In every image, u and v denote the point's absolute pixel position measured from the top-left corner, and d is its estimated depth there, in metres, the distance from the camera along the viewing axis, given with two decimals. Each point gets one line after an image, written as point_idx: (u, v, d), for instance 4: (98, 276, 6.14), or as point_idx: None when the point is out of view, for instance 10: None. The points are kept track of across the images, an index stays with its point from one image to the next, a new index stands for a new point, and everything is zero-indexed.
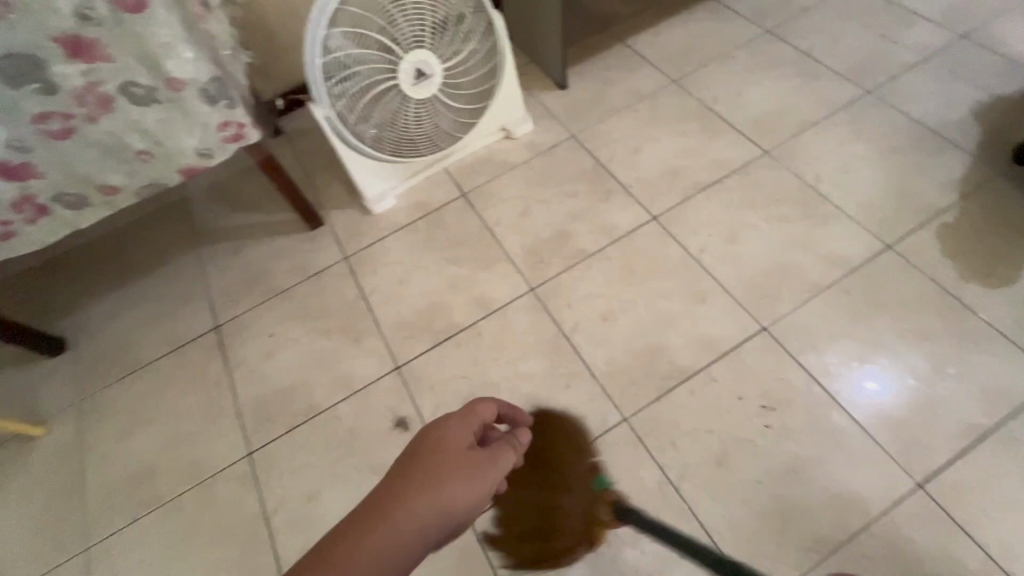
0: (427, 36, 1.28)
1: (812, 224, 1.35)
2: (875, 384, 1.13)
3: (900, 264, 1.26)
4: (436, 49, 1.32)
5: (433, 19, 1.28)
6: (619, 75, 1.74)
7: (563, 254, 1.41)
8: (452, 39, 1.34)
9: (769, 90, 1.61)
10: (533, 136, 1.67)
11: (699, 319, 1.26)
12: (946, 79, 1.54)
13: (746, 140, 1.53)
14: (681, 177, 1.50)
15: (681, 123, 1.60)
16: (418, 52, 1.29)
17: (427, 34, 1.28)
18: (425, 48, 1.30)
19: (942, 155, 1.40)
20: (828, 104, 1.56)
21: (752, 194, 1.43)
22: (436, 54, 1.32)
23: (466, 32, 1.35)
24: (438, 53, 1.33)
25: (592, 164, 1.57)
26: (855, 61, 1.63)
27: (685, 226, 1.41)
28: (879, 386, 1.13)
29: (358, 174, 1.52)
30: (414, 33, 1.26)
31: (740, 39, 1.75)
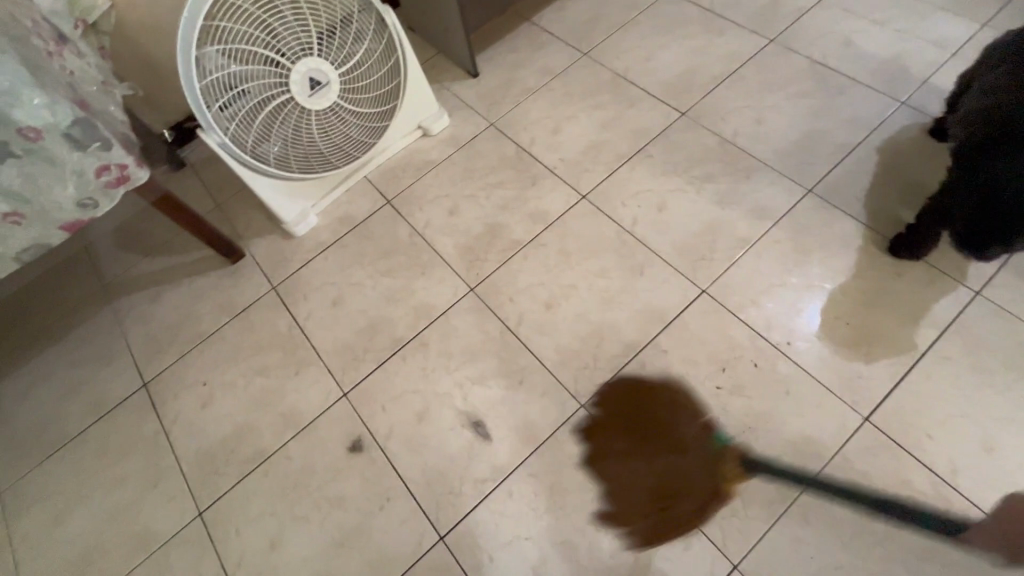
0: (314, 42, 1.20)
1: (736, 179, 1.37)
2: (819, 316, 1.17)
3: (822, 207, 1.29)
4: (327, 55, 1.24)
5: (318, 23, 1.20)
6: (530, 55, 1.70)
7: (498, 248, 1.38)
8: (343, 41, 1.26)
9: (678, 50, 1.61)
10: (450, 129, 1.61)
11: (641, 292, 1.26)
12: (840, 18, 1.58)
13: (663, 105, 1.52)
14: (604, 151, 1.48)
15: (598, 97, 1.57)
16: (308, 61, 1.21)
17: (314, 40, 1.20)
18: (315, 55, 1.22)
19: (846, 94, 1.44)
20: (735, 57, 1.57)
21: (675, 158, 1.43)
22: (328, 60, 1.24)
23: (356, 33, 1.27)
24: (331, 59, 1.25)
25: (515, 151, 1.53)
26: (755, 11, 1.64)
27: (615, 201, 1.39)
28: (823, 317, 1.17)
29: (270, 198, 1.42)
30: (299, 41, 1.18)
31: (641, 2, 1.73)
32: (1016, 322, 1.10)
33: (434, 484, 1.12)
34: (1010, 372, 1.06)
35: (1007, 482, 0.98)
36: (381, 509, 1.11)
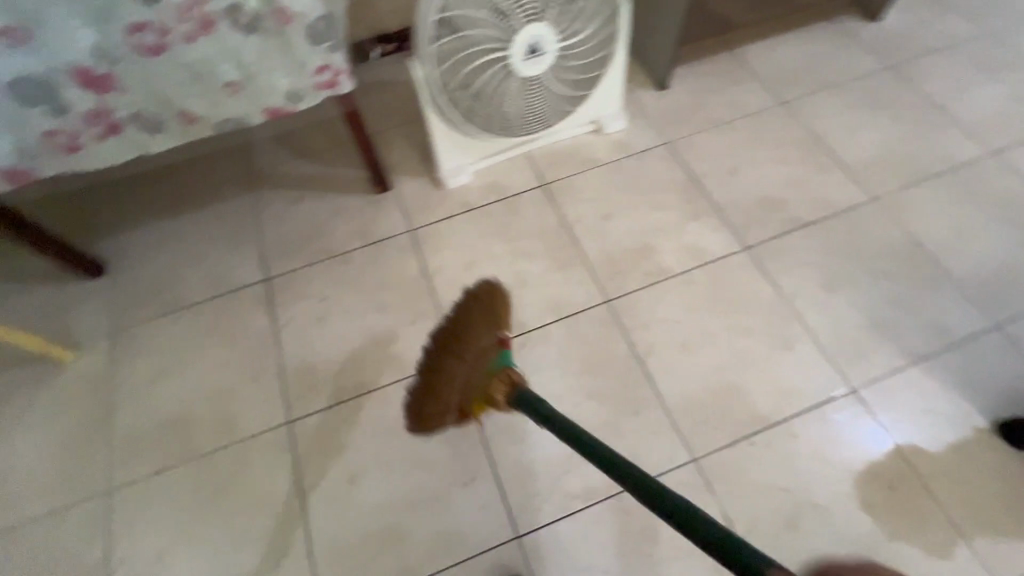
0: (549, 10, 1.17)
1: (915, 286, 1.27)
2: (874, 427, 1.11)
3: (1004, 349, 1.19)
4: (554, 25, 1.20)
5: None
6: (726, 85, 1.62)
7: (646, 269, 1.33)
8: (572, 16, 1.22)
9: (885, 131, 1.51)
10: (624, 134, 1.56)
11: (784, 366, 1.18)
12: None
13: (854, 182, 1.43)
14: (780, 208, 1.40)
15: (787, 151, 1.49)
16: (536, 26, 1.18)
17: (550, 8, 1.16)
18: (544, 22, 1.18)
19: None
20: (947, 158, 1.45)
21: (854, 240, 1.34)
22: (553, 31, 1.21)
23: (587, 13, 1.23)
24: (558, 29, 1.22)
25: (686, 178, 1.47)
26: (981, 117, 1.52)
27: (778, 263, 1.32)
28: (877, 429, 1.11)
29: (439, 146, 1.41)
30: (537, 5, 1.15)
31: (859, 69, 1.63)
32: None
33: (522, 482, 1.09)
34: None
35: None
36: (464, 485, 1.09)
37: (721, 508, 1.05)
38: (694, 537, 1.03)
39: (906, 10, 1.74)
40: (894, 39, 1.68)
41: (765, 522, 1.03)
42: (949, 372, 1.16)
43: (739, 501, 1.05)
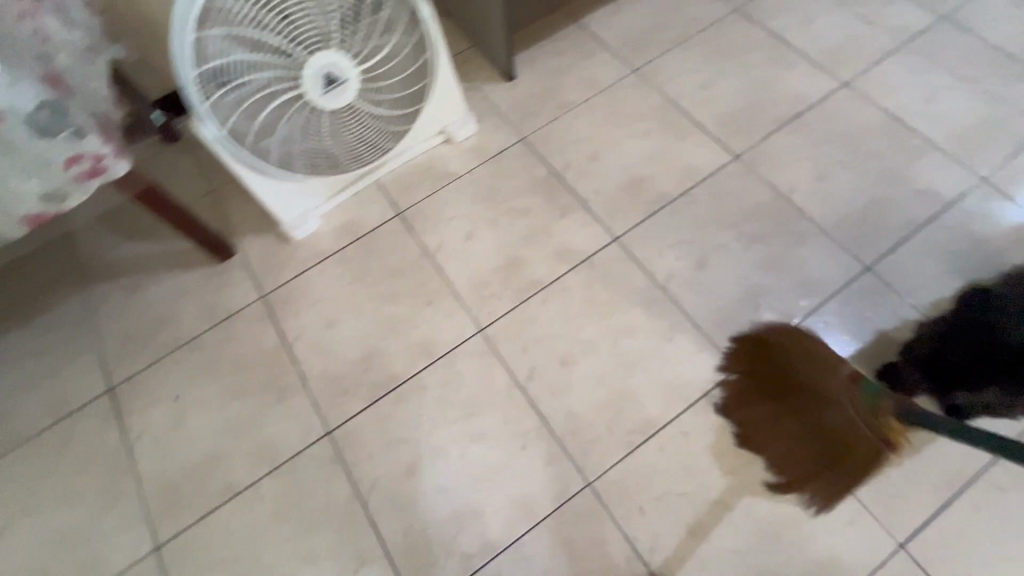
0: (335, 32, 1.04)
1: (788, 243, 1.23)
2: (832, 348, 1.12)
3: (879, 287, 1.17)
4: (348, 47, 1.07)
5: (342, 9, 1.02)
6: (574, 63, 1.54)
7: (517, 284, 1.24)
8: (369, 31, 1.09)
9: (739, 82, 1.46)
10: (477, 139, 1.45)
11: (667, 358, 1.13)
12: (922, 68, 1.42)
13: (715, 143, 1.37)
14: (645, 186, 1.33)
15: (644, 123, 1.43)
16: (324, 53, 1.04)
17: (335, 30, 1.04)
18: (332, 47, 1.05)
19: (920, 157, 1.30)
20: (801, 99, 1.41)
21: (723, 206, 1.29)
22: (349, 53, 1.07)
23: (385, 24, 1.11)
24: (351, 51, 1.08)
25: (546, 175, 1.38)
26: (828, 46, 1.49)
27: (650, 247, 1.26)
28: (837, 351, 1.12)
29: (271, 199, 1.27)
30: (317, 31, 1.02)
31: (705, 19, 1.58)
32: None
33: (415, 552, 1.02)
34: None
35: None
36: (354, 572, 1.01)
37: (620, 528, 1.01)
38: (598, 567, 0.99)
39: None
40: None
41: (665, 533, 1.00)
42: (830, 327, 1.13)
43: (637, 518, 1.02)
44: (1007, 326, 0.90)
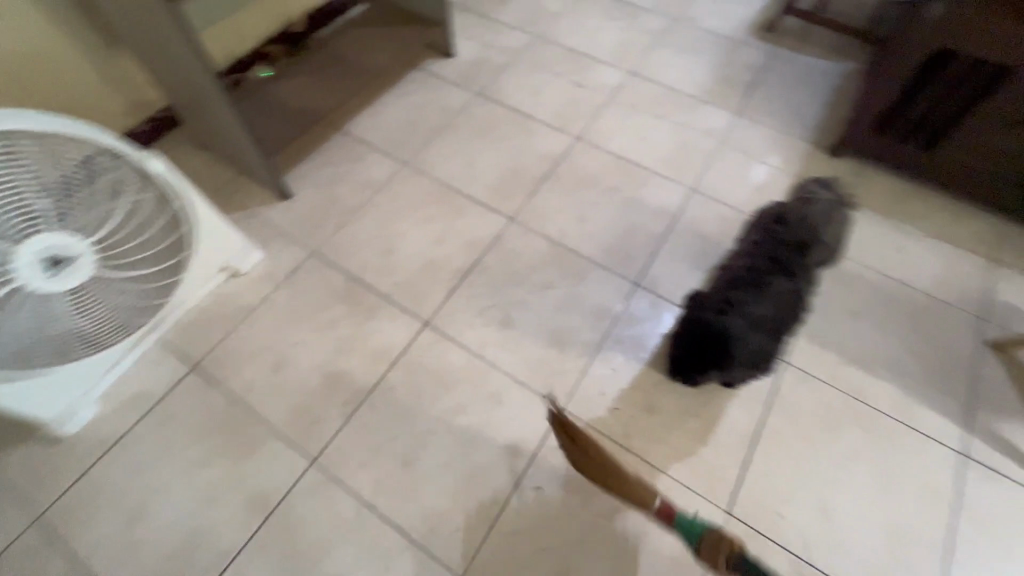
0: (44, 214, 0.98)
1: (572, 282, 1.40)
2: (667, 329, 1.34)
3: (649, 298, 1.38)
4: (68, 223, 1.01)
5: (43, 190, 0.98)
6: (346, 169, 1.61)
7: (340, 399, 1.22)
8: (90, 202, 1.05)
9: (496, 153, 1.65)
10: (266, 264, 1.42)
11: (499, 422, 1.19)
12: (629, 113, 1.76)
13: (490, 211, 1.53)
14: (440, 266, 1.42)
15: (425, 209, 1.53)
16: (37, 237, 0.97)
17: (43, 212, 0.98)
18: (47, 229, 0.98)
19: (647, 183, 1.59)
20: (549, 157, 1.65)
21: (512, 265, 1.42)
22: (71, 229, 1.01)
23: (109, 189, 1.07)
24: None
25: (344, 282, 1.39)
26: (558, 110, 1.77)
27: (458, 322, 1.33)
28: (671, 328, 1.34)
29: (30, 410, 1.07)
30: (20, 219, 0.95)
31: (454, 106, 1.77)
32: (816, 384, 1.23)
33: None
34: (826, 428, 1.19)
35: (851, 544, 1.07)
36: None
37: None
38: None
39: (470, 41, 1.96)
40: (471, 70, 1.87)
41: None
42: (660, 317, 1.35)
43: None
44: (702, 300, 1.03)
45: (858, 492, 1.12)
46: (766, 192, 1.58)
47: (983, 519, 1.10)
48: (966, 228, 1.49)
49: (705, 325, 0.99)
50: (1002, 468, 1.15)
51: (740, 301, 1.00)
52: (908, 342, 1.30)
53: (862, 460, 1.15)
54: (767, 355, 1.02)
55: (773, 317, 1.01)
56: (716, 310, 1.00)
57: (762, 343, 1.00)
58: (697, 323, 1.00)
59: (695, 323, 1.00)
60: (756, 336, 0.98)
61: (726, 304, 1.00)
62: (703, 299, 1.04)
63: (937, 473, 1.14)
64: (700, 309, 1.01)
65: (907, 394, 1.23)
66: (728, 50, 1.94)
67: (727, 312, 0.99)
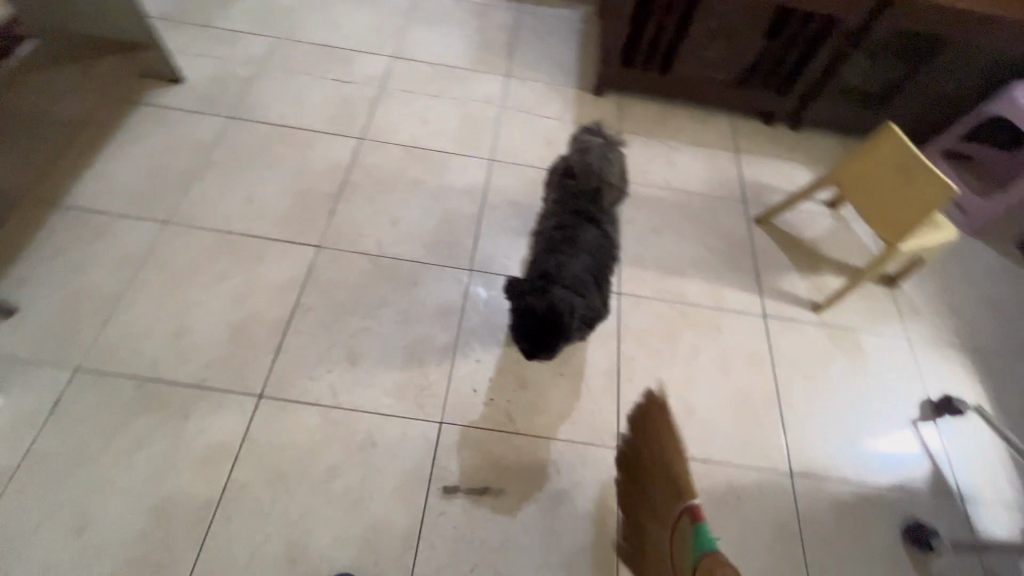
0: None
1: (407, 290, 1.32)
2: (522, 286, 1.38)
3: (486, 278, 1.37)
4: None
5: None
6: (86, 251, 1.28)
7: (181, 527, 1.00)
8: None
9: (276, 180, 1.46)
10: (10, 410, 1.08)
11: (381, 465, 1.09)
12: (406, 99, 1.68)
13: (291, 246, 1.35)
14: (253, 326, 1.22)
15: (211, 267, 1.29)
16: None
17: None
18: None
19: (447, 166, 1.55)
20: (337, 167, 1.50)
21: (336, 296, 1.29)
22: None
23: None
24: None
25: (135, 388, 1.12)
26: (329, 114, 1.62)
27: (298, 379, 1.17)
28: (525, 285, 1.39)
29: None
30: None
31: (204, 138, 1.50)
32: (649, 304, 1.37)
33: None
34: (668, 338, 1.32)
35: (717, 426, 1.22)
36: None
37: None
38: None
39: (197, 59, 1.67)
40: (211, 92, 1.60)
41: None
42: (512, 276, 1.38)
43: None
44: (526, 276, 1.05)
45: (709, 381, 1.28)
46: (556, 144, 1.66)
47: (793, 361, 1.34)
48: (713, 130, 1.75)
49: (532, 303, 0.99)
50: (793, 315, 1.41)
51: (553, 274, 1.02)
52: (703, 240, 1.50)
53: (702, 353, 1.31)
54: (595, 312, 1.05)
55: (589, 275, 1.05)
56: (535, 291, 1.00)
57: (587, 303, 1.03)
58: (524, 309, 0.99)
59: (524, 310, 0.99)
60: (580, 300, 1.00)
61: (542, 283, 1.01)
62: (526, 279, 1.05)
63: (754, 339, 1.35)
64: (524, 290, 1.02)
65: (715, 284, 1.43)
66: (479, 15, 1.96)
67: (549, 287, 1.00)
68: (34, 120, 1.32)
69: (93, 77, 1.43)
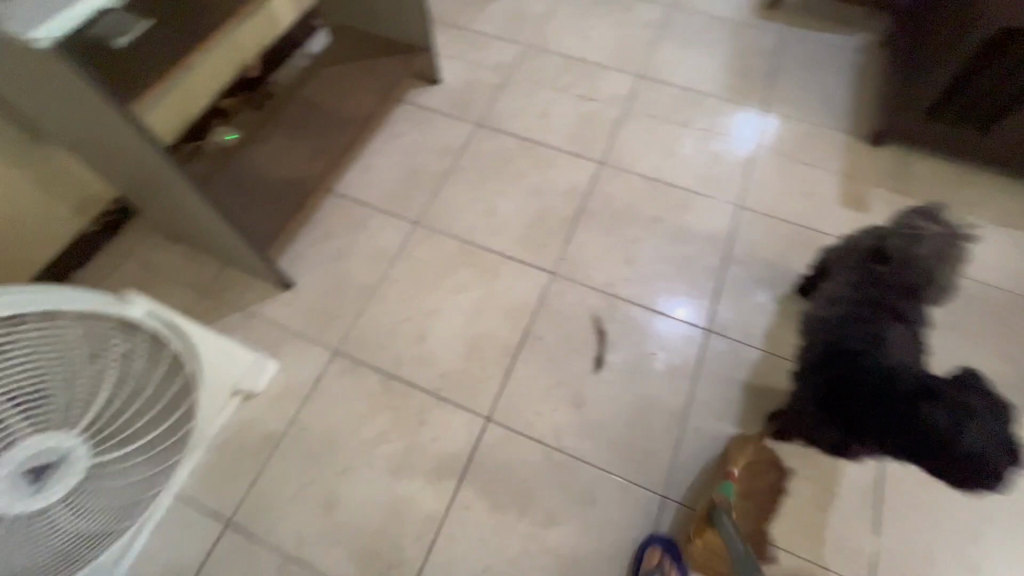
0: (47, 410, 0.76)
1: (638, 339, 1.25)
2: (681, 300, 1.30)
3: (726, 343, 1.24)
4: (70, 415, 0.79)
5: (52, 384, 0.76)
6: (350, 240, 1.39)
7: (412, 535, 1.05)
8: (97, 381, 0.82)
9: (516, 195, 1.46)
10: (283, 377, 1.21)
11: (599, 529, 1.05)
12: (649, 125, 1.58)
13: (527, 267, 1.34)
14: (485, 345, 1.24)
15: (453, 276, 1.33)
16: (41, 439, 0.75)
17: (47, 408, 0.76)
18: (53, 429, 0.77)
19: (690, 206, 1.44)
20: (576, 191, 1.46)
21: (566, 332, 1.26)
22: (72, 423, 0.79)
23: (118, 361, 0.86)
24: (71, 415, 0.79)
25: (382, 383, 1.20)
26: (571, 132, 1.57)
27: (525, 411, 1.16)
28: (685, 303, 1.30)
29: None
30: (12, 426, 0.72)
31: (455, 142, 1.56)
32: None
33: None
34: None
35: None
36: None
37: None
38: None
39: (452, 60, 1.73)
40: (463, 96, 1.65)
41: None
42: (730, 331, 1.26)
43: None
44: (864, 396, 0.87)
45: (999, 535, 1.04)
46: (817, 197, 1.45)
47: None
48: None
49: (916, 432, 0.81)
50: None
51: (910, 384, 0.84)
52: (1004, 350, 1.22)
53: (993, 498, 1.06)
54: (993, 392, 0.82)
55: (956, 387, 0.82)
56: (901, 420, 0.82)
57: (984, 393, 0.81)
58: (901, 441, 0.82)
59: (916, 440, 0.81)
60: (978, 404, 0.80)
61: (903, 400, 0.83)
62: (869, 404, 0.86)
63: None
64: (889, 421, 0.83)
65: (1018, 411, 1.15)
66: (735, 35, 1.78)
67: (925, 408, 0.81)
68: (327, 113, 1.46)
69: (374, 75, 1.54)
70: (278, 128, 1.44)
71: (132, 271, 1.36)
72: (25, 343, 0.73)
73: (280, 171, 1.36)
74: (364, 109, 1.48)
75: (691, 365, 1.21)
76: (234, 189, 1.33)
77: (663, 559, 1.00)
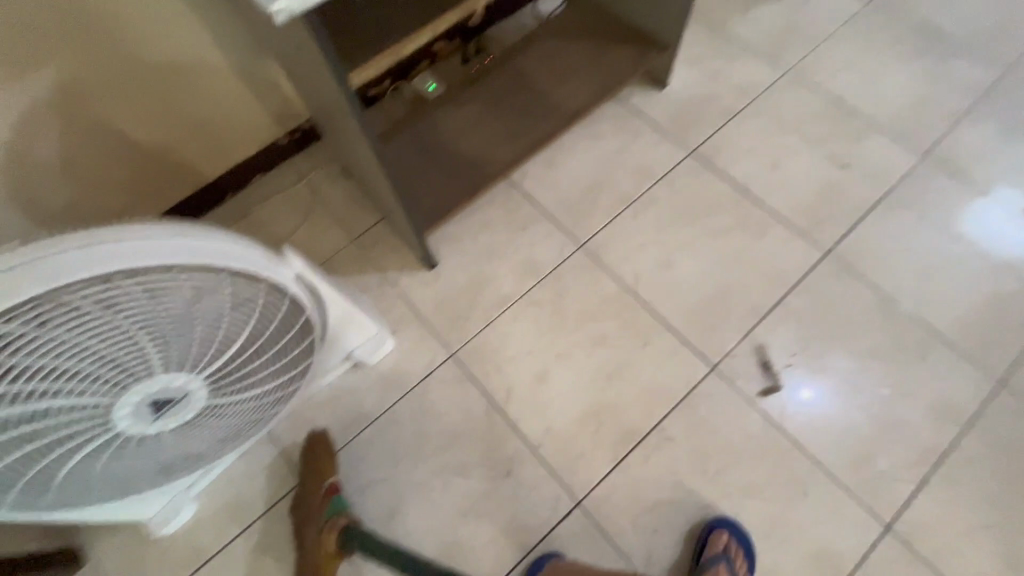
0: (186, 354, 0.75)
1: (788, 496, 1.00)
2: (808, 393, 1.08)
3: (904, 556, 0.95)
4: (202, 362, 0.78)
5: (195, 332, 0.74)
6: (507, 240, 1.27)
7: None
8: (234, 336, 0.80)
9: (706, 256, 1.22)
10: (395, 359, 1.17)
11: None
12: (911, 226, 1.21)
13: (687, 349, 1.13)
14: (607, 418, 1.08)
15: (599, 324, 1.17)
16: (172, 378, 0.76)
17: (186, 353, 0.75)
18: (184, 371, 0.76)
19: (925, 355, 1.09)
20: (780, 277, 1.18)
21: (704, 447, 1.04)
22: (201, 369, 0.79)
23: (260, 320, 0.83)
24: (200, 362, 0.78)
25: (485, 412, 1.11)
26: (803, 200, 1.26)
27: (621, 515, 1.01)
28: (813, 395, 1.07)
29: (122, 512, 0.94)
30: (151, 363, 0.72)
31: (658, 167, 1.33)
32: None
33: None
34: None
35: None
36: None
37: None
38: None
39: (691, 64, 1.45)
40: (688, 113, 1.39)
41: None
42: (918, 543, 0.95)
43: None
44: None
45: None
46: None
47: None
48: None
49: None
50: None
51: None
52: None
53: None
54: None
55: None
56: None
57: None
58: None
59: None
60: None
61: None
62: None
63: None
64: None
65: None
66: None
67: None
68: (534, 93, 1.31)
69: (601, 61, 1.33)
70: (480, 94, 1.32)
71: (302, 193, 1.39)
72: (181, 289, 0.70)
73: (467, 144, 1.26)
74: (577, 100, 1.29)
75: (845, 562, 0.95)
76: (417, 149, 1.26)
77: (729, 544, 0.95)
